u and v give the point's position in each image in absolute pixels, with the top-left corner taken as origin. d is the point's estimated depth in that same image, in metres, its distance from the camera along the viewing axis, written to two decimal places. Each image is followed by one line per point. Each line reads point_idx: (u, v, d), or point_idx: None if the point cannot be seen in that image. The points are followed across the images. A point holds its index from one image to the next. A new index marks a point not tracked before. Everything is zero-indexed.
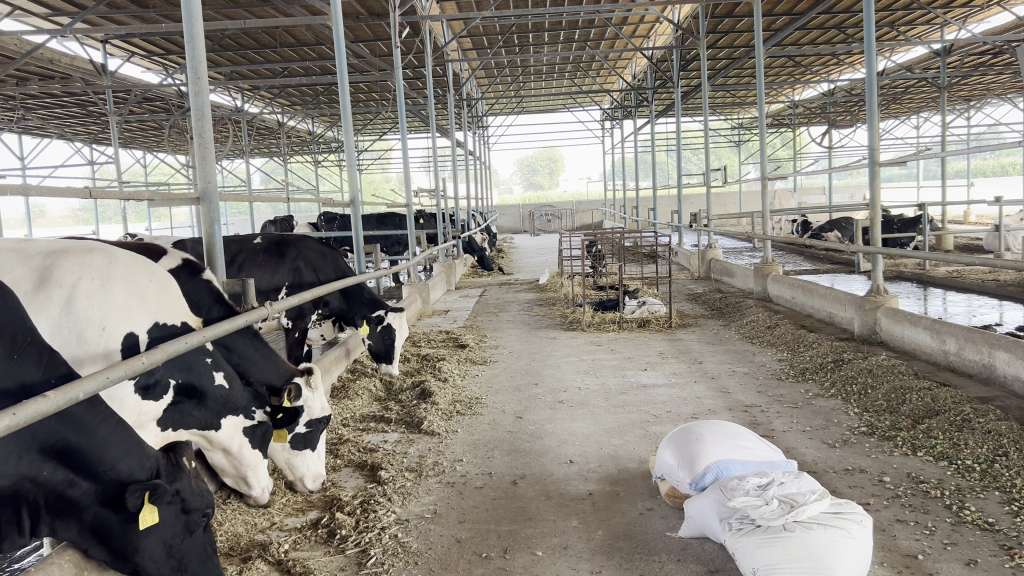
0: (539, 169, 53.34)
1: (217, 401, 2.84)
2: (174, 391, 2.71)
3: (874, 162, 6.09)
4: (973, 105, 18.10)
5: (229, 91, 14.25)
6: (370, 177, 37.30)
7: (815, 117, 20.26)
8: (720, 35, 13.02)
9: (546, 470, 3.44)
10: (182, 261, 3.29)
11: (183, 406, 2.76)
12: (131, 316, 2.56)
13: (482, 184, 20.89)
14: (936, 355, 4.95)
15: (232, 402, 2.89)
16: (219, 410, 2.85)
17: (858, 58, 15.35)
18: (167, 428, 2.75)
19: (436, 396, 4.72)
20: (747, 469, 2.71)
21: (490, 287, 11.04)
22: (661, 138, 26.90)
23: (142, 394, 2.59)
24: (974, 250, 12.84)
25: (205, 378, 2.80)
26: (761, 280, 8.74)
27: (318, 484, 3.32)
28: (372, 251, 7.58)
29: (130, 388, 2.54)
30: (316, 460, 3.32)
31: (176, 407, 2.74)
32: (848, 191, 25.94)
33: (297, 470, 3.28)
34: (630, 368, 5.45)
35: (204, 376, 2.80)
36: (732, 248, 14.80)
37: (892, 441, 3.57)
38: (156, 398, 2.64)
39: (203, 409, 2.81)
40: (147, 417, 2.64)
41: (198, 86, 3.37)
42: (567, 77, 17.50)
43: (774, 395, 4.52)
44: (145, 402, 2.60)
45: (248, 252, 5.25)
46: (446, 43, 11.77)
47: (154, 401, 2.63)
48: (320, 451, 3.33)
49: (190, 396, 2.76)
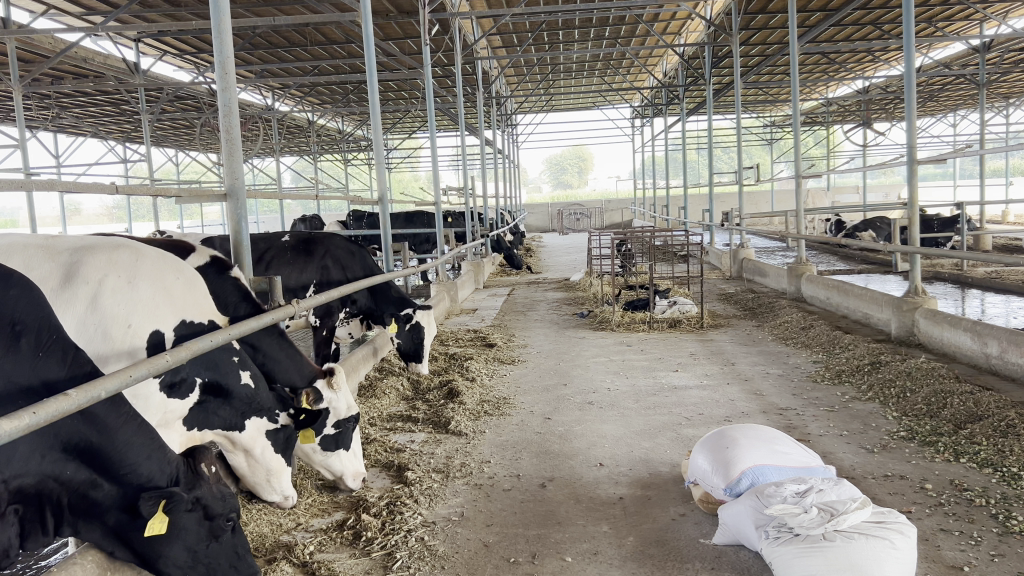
0: (567, 168, 53.28)
1: (243, 401, 2.81)
2: (200, 390, 2.69)
3: (913, 160, 5.96)
4: (1012, 102, 17.71)
5: (259, 90, 14.34)
6: (398, 176, 37.46)
7: (849, 115, 20.00)
8: (753, 32, 12.86)
9: (575, 473, 3.37)
10: (211, 257, 3.27)
11: (209, 405, 2.73)
12: (158, 313, 2.54)
13: (510, 183, 20.85)
14: (977, 358, 4.81)
15: (257, 403, 2.86)
16: (245, 411, 2.82)
17: (894, 55, 15.12)
18: (192, 427, 2.73)
19: (464, 396, 4.67)
20: (784, 475, 2.62)
21: (519, 286, 10.98)
22: (691, 136, 26.70)
23: (167, 392, 2.57)
24: (1013, 250, 12.56)
25: (231, 377, 2.78)
26: (795, 280, 8.60)
27: (358, 484, 3.27)
28: (401, 249, 7.56)
29: (155, 386, 2.53)
30: (353, 460, 3.27)
31: (201, 406, 2.72)
32: (882, 190, 25.57)
33: (334, 469, 3.23)
34: (661, 369, 5.36)
35: (230, 375, 2.77)
36: (764, 248, 14.60)
37: (933, 446, 3.46)
38: (180, 397, 2.62)
39: (229, 408, 2.79)
40: (173, 415, 2.63)
41: (226, 82, 3.34)
42: (597, 74, 17.42)
43: (809, 399, 4.41)
44: (170, 399, 2.59)
45: (276, 250, 5.26)
46: (475, 40, 11.74)
47: (179, 400, 2.62)
48: (354, 452, 3.27)
49: (215, 395, 2.74)
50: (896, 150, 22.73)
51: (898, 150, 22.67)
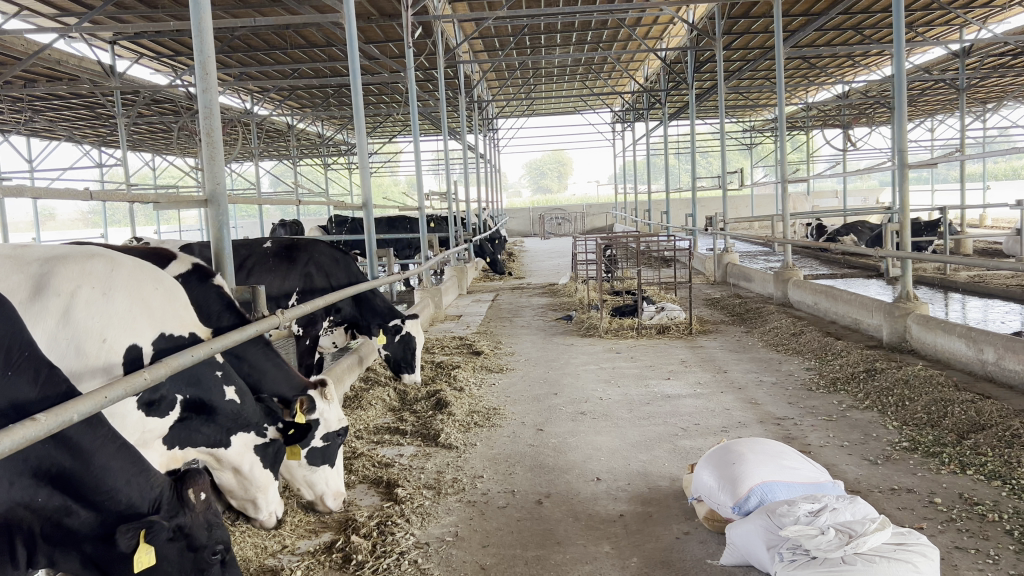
0: (547, 172, 53.28)
1: (228, 416, 2.67)
2: (181, 406, 2.55)
3: (904, 164, 5.89)
4: (989, 108, 17.83)
5: (238, 93, 14.15)
6: (377, 181, 37.22)
7: (830, 120, 20.06)
8: (736, 37, 12.83)
9: (572, 489, 3.25)
10: (193, 264, 3.11)
11: (191, 422, 2.60)
12: (135, 326, 2.39)
13: (492, 188, 20.73)
14: (972, 365, 4.74)
15: (243, 418, 2.72)
16: (230, 427, 2.68)
17: (875, 60, 15.16)
18: (174, 446, 2.59)
19: (452, 406, 4.53)
20: (793, 492, 2.53)
21: (503, 291, 10.86)
22: (671, 141, 26.70)
23: (145, 410, 2.43)
24: (994, 255, 12.61)
25: (215, 393, 2.64)
26: (781, 285, 8.54)
27: (338, 503, 3.12)
28: (384, 255, 7.42)
29: (133, 404, 2.38)
30: (335, 477, 3.13)
31: (183, 423, 2.58)
32: (861, 195, 25.70)
33: (316, 488, 3.09)
34: (652, 377, 5.25)
35: (213, 391, 2.63)
36: (748, 253, 14.57)
37: (937, 458, 3.38)
38: (161, 414, 2.48)
39: (213, 425, 2.65)
40: (152, 435, 2.48)
41: (207, 83, 3.19)
42: (580, 78, 17.34)
43: (806, 408, 4.32)
44: (148, 418, 2.44)
45: (258, 256, 5.07)
46: (457, 44, 11.63)
47: (159, 418, 2.48)
48: (337, 468, 3.14)
49: (198, 411, 2.60)
50: (876, 155, 22.85)
51: (877, 154, 22.79)
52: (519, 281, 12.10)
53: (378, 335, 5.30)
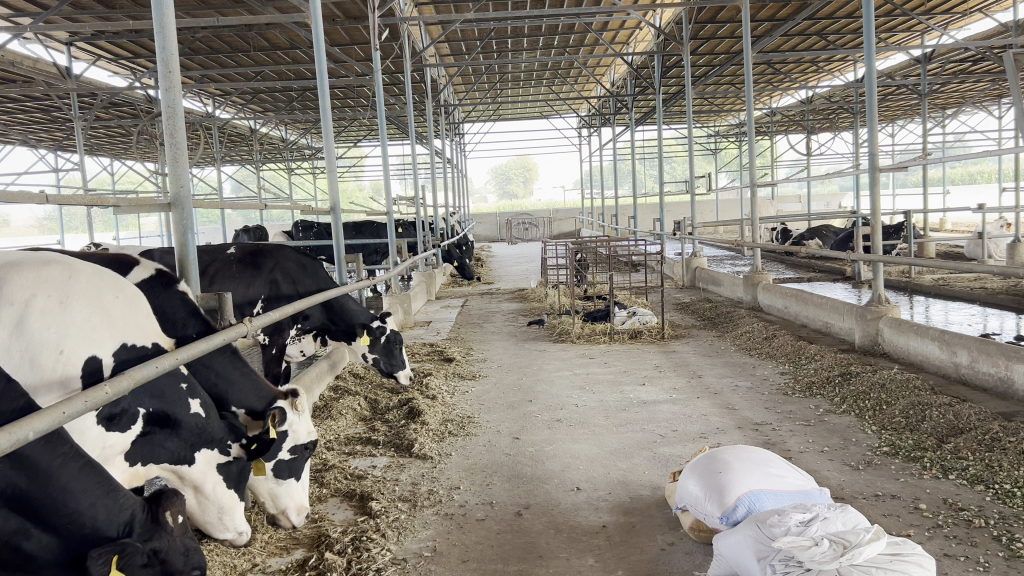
0: (513, 177, 53.29)
1: (193, 432, 2.55)
2: (144, 420, 2.43)
3: (875, 168, 5.90)
4: (949, 113, 18.11)
5: (199, 96, 13.92)
6: (342, 186, 36.91)
7: (794, 125, 20.27)
8: (703, 42, 12.87)
9: (551, 499, 3.17)
10: (156, 270, 2.97)
11: (155, 437, 2.47)
12: (94, 336, 2.27)
13: (459, 192, 20.61)
14: (946, 368, 4.75)
15: (209, 433, 2.60)
16: (195, 442, 2.56)
17: (838, 65, 15.31)
18: (136, 462, 2.46)
19: (426, 415, 4.43)
20: (781, 501, 2.47)
21: (472, 296, 10.77)
22: (637, 146, 26.79)
23: (106, 425, 2.30)
24: (956, 258, 12.77)
25: (180, 407, 2.52)
26: (751, 289, 8.54)
27: (300, 519, 3.00)
28: (352, 260, 7.29)
29: (93, 419, 2.26)
30: (298, 492, 3.01)
31: (147, 437, 2.45)
32: (824, 200, 26.01)
33: (279, 502, 2.97)
34: (627, 383, 5.19)
35: (178, 404, 2.51)
36: (715, 257, 14.63)
37: (919, 462, 3.35)
38: (122, 429, 2.35)
39: (178, 441, 2.53)
40: (113, 451, 2.35)
41: (170, 81, 3.05)
42: (546, 83, 17.31)
43: (783, 412, 4.28)
44: (109, 433, 2.31)
45: (222, 263, 4.97)
46: (424, 47, 11.53)
47: (120, 433, 2.35)
48: (302, 481, 3.02)
49: (162, 425, 2.48)
50: (838, 160, 23.14)
51: (839, 159, 23.09)
52: (488, 286, 12.02)
53: (362, 337, 5.26)
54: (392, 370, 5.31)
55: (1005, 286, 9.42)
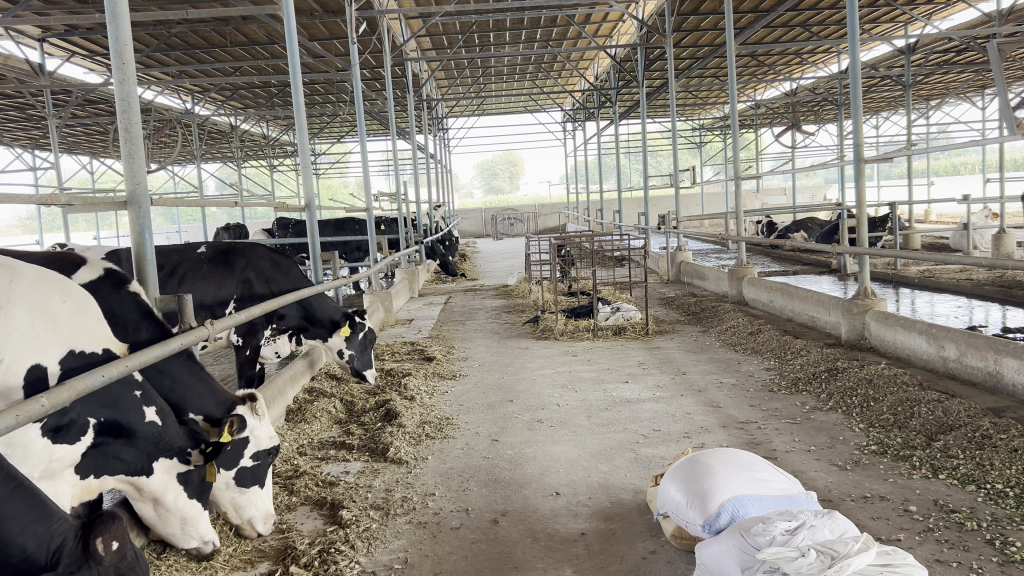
0: (499, 173, 53.22)
1: (150, 441, 2.42)
2: (95, 430, 2.30)
3: (859, 159, 5.80)
4: (934, 104, 18.08)
5: (177, 92, 13.72)
6: (326, 182, 36.71)
7: (778, 117, 20.26)
8: (687, 34, 12.77)
9: (529, 505, 3.05)
10: (105, 270, 2.83)
11: (107, 448, 2.35)
12: (38, 344, 2.13)
13: (442, 187, 20.48)
14: (934, 362, 4.66)
15: (166, 442, 2.47)
16: (151, 451, 2.43)
17: (822, 57, 15.30)
18: (87, 475, 2.33)
19: (403, 417, 4.30)
20: (766, 507, 2.36)
21: (455, 293, 10.64)
22: (622, 140, 26.73)
23: (51, 436, 2.17)
24: (941, 249, 12.73)
25: (134, 415, 2.39)
26: (736, 283, 8.45)
27: (268, 529, 2.90)
28: (329, 257, 7.15)
29: (37, 431, 2.12)
30: (264, 500, 2.91)
31: (98, 449, 2.33)
32: (809, 192, 26.01)
33: (243, 512, 2.86)
34: (610, 381, 5.08)
35: (132, 412, 2.38)
36: (701, 251, 14.55)
37: (908, 461, 3.25)
38: (70, 441, 2.22)
39: (133, 451, 2.40)
40: (61, 464, 2.22)
41: (124, 73, 2.91)
42: (529, 77, 17.21)
43: (769, 410, 4.18)
44: (55, 445, 2.18)
45: (191, 263, 4.82)
46: (405, 40, 11.37)
47: (68, 444, 2.22)
48: (267, 488, 2.92)
49: (115, 435, 2.35)
50: (823, 152, 23.17)
51: (823, 152, 23.11)
52: (472, 282, 11.90)
53: (342, 328, 5.28)
54: (361, 369, 5.25)
55: (990, 277, 9.39)
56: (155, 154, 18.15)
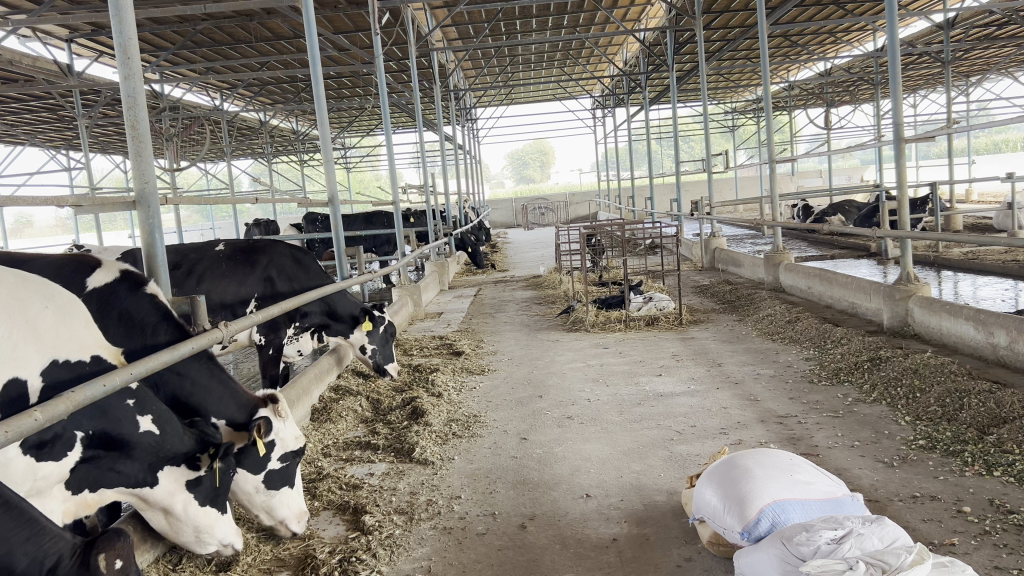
0: (529, 162, 53.08)
1: (147, 450, 2.34)
2: (85, 444, 2.21)
3: (899, 139, 5.57)
4: (973, 81, 17.56)
5: (204, 89, 13.77)
6: (356, 176, 36.80)
7: (812, 98, 19.84)
8: (717, 16, 12.51)
9: (558, 508, 2.92)
10: (121, 271, 2.75)
11: (102, 460, 2.27)
12: (17, 355, 2.05)
13: (471, 178, 20.38)
14: (983, 350, 4.45)
15: (167, 450, 2.39)
16: (150, 461, 2.36)
17: (856, 36, 14.92)
18: (81, 489, 2.25)
19: (429, 416, 4.19)
20: (810, 513, 2.22)
21: (485, 285, 10.55)
22: (653, 125, 26.45)
23: (35, 454, 2.07)
24: (984, 230, 12.36)
25: (127, 425, 2.30)
26: (772, 269, 8.24)
27: (303, 526, 2.83)
28: (355, 252, 7.09)
29: (17, 450, 2.03)
30: (297, 499, 2.84)
31: (91, 463, 2.25)
32: (846, 174, 25.52)
33: (276, 514, 2.79)
34: (642, 374, 4.93)
35: (124, 422, 2.29)
36: (735, 236, 14.33)
37: (959, 457, 3.07)
38: (56, 457, 2.13)
39: (130, 462, 2.33)
40: (48, 481, 2.14)
41: (129, 68, 2.84)
42: (557, 65, 17.03)
43: (809, 403, 4.02)
44: (40, 463, 2.09)
45: (209, 261, 4.77)
46: (429, 31, 11.26)
47: (54, 461, 2.12)
48: (298, 489, 2.85)
49: (108, 447, 2.27)
50: (860, 132, 22.68)
51: (859, 133, 22.62)
52: (503, 273, 11.79)
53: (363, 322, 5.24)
54: (382, 364, 5.24)
55: None
56: (187, 152, 18.26)
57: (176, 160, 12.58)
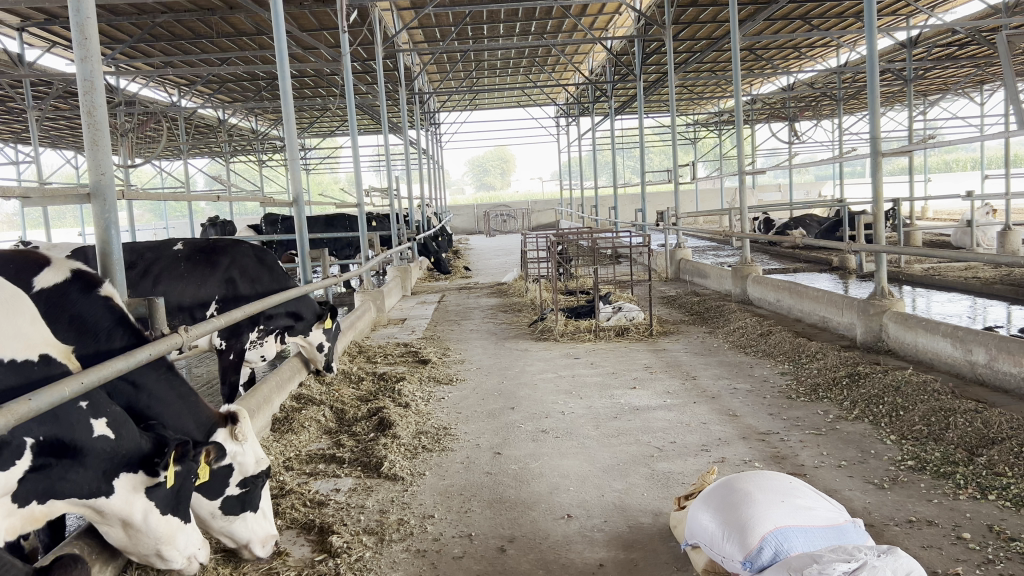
0: (490, 169, 53.08)
1: (101, 457, 2.16)
2: (34, 452, 2.01)
3: (876, 152, 5.51)
4: (931, 101, 17.79)
5: (162, 85, 13.39)
6: (315, 179, 36.36)
7: (774, 113, 20.01)
8: (687, 27, 12.48)
9: (538, 530, 2.76)
10: (73, 270, 2.51)
11: (53, 469, 2.07)
12: None
13: (433, 183, 20.16)
14: (961, 367, 4.39)
15: (123, 455, 2.21)
16: (106, 468, 2.17)
17: (821, 52, 15.06)
18: (30, 501, 2.04)
19: (397, 427, 4.00)
20: (815, 542, 2.08)
21: (449, 291, 10.37)
22: (617, 135, 26.51)
23: None
24: (943, 246, 12.48)
25: (80, 430, 2.12)
26: (740, 282, 8.18)
27: (270, 550, 2.65)
28: (318, 255, 6.88)
29: None
30: (263, 522, 2.66)
31: (41, 472, 2.04)
32: (804, 189, 25.80)
33: (237, 536, 2.61)
34: (617, 387, 4.78)
35: (76, 427, 2.11)
36: (698, 249, 14.30)
37: (950, 479, 2.97)
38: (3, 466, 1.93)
39: (83, 470, 2.13)
40: None
41: (86, 50, 2.61)
42: (523, 71, 16.93)
43: (790, 420, 3.91)
44: None
45: (166, 262, 4.54)
46: (396, 32, 11.07)
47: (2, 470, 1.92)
48: (264, 511, 2.66)
49: (59, 455, 2.08)
50: (819, 148, 22.96)
51: (818, 147, 22.89)
52: (466, 280, 11.63)
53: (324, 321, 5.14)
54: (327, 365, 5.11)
55: (997, 275, 9.15)
56: (142, 149, 17.79)
57: (131, 157, 12.18)
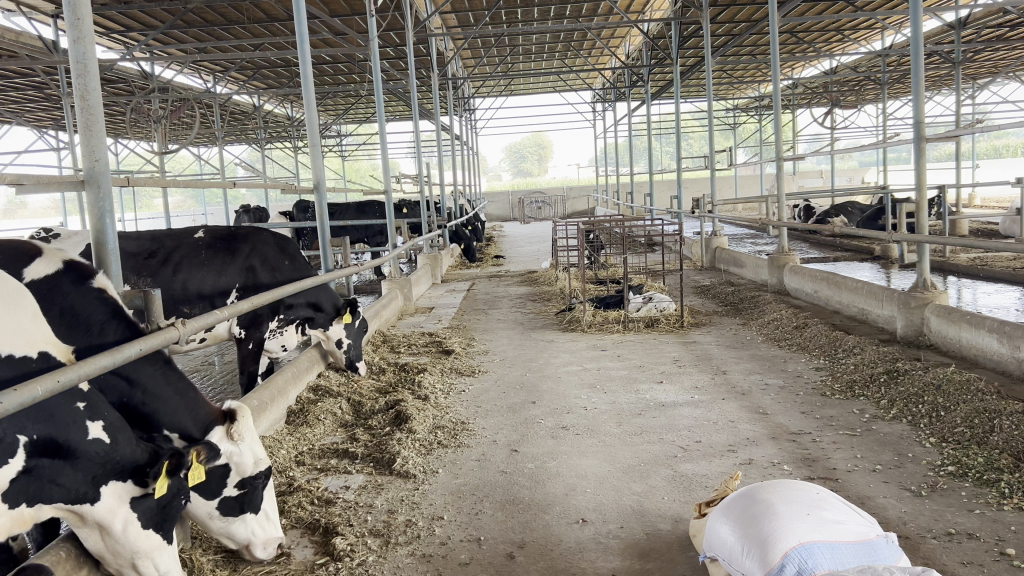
0: (528, 156, 52.86)
1: (95, 460, 2.07)
2: (27, 452, 1.93)
3: (920, 137, 5.26)
4: (981, 83, 17.22)
5: (195, 70, 13.42)
6: (352, 166, 36.48)
7: (816, 97, 19.55)
8: (724, 9, 12.19)
9: (551, 535, 2.63)
10: (66, 261, 2.42)
11: (44, 471, 1.98)
12: None
13: (467, 169, 20.01)
14: (1008, 365, 4.15)
15: (116, 461, 2.11)
16: (97, 473, 2.07)
17: (864, 34, 14.65)
18: (19, 504, 1.94)
19: (413, 421, 3.88)
20: (842, 560, 1.93)
21: (480, 280, 10.23)
22: (654, 122, 26.18)
23: None
24: (990, 235, 12.08)
25: (74, 432, 2.03)
26: (777, 271, 7.95)
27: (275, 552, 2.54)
28: (343, 242, 6.79)
29: None
30: (266, 524, 2.56)
31: (31, 473, 1.95)
32: (847, 175, 25.24)
33: (239, 537, 2.52)
34: (643, 381, 4.62)
35: (69, 428, 2.02)
36: (735, 237, 14.03)
37: (994, 487, 2.78)
38: None
39: (73, 473, 2.04)
40: None
41: (79, 30, 2.50)
42: (559, 55, 16.71)
43: (823, 418, 3.72)
44: None
45: (187, 249, 4.46)
46: (428, 16, 10.93)
47: None
48: (268, 512, 2.57)
49: (52, 456, 1.99)
50: (863, 133, 22.42)
51: (862, 133, 22.34)
52: (497, 268, 11.50)
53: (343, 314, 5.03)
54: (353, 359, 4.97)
55: None
56: (178, 135, 17.92)
57: (165, 143, 12.22)
